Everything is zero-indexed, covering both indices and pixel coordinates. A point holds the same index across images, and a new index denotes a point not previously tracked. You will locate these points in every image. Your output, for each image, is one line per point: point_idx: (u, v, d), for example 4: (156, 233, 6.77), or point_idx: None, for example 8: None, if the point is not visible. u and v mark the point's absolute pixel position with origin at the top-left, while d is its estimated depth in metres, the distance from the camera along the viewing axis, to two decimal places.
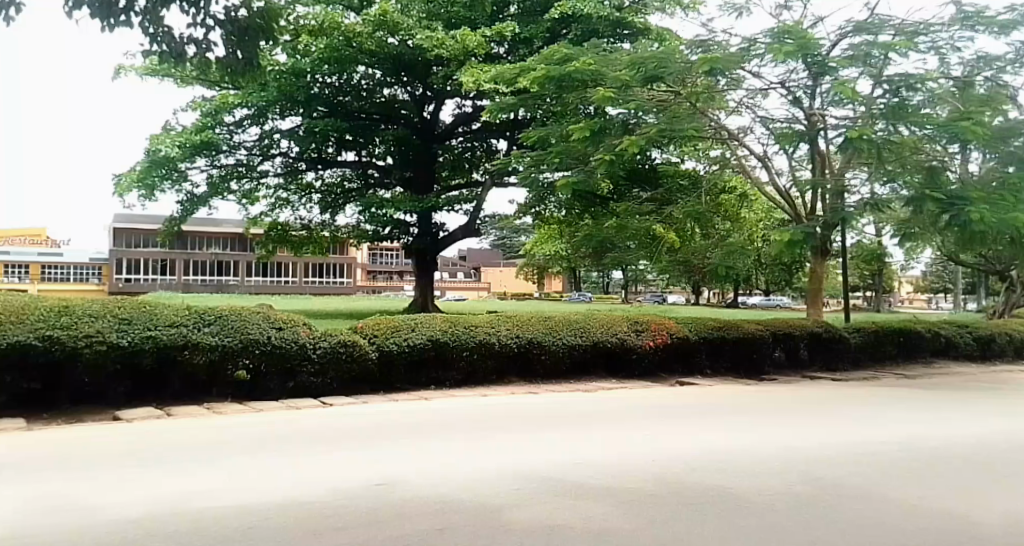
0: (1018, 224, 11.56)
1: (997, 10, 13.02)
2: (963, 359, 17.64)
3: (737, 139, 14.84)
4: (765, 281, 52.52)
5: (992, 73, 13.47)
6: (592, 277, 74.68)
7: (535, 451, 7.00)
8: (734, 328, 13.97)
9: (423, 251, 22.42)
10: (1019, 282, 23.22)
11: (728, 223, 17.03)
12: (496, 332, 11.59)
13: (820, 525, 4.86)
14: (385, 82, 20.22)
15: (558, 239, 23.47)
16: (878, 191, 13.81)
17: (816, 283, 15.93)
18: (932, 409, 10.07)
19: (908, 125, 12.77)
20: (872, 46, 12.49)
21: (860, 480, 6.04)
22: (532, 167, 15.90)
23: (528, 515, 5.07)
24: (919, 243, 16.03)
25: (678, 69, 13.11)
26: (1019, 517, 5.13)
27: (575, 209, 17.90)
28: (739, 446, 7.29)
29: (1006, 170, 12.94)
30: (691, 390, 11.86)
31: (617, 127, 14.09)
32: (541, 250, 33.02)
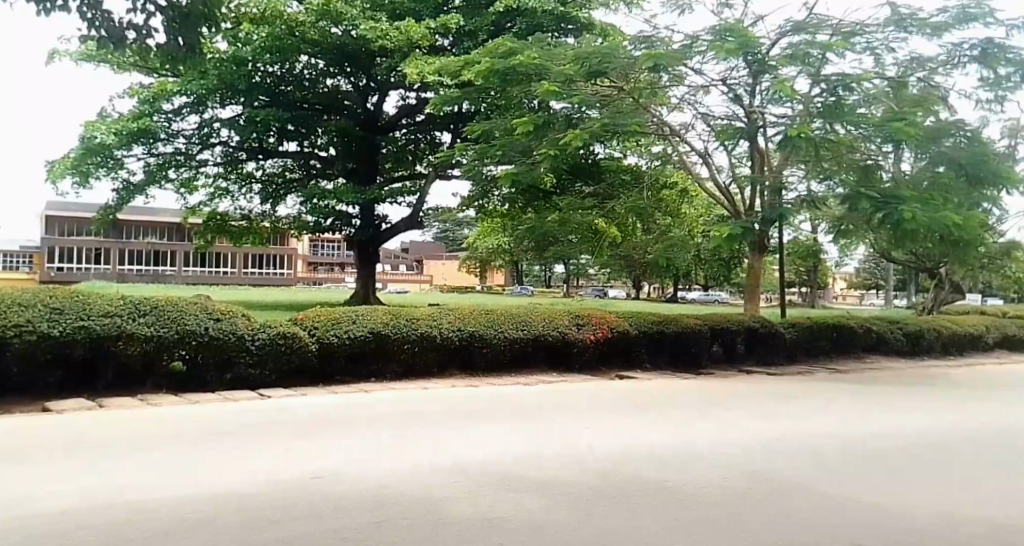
0: (948, 223, 12.00)
1: (929, 12, 13.45)
2: (892, 354, 18.21)
3: (679, 135, 15.06)
4: (705, 276, 53.53)
5: (925, 73, 13.88)
6: (535, 271, 75.07)
7: (479, 445, 6.94)
8: (674, 323, 14.18)
9: (365, 243, 22.14)
10: (947, 280, 24.08)
11: (669, 219, 17.20)
12: (438, 325, 11.51)
13: (755, 517, 4.95)
14: (328, 72, 19.92)
15: (503, 234, 23.43)
16: (814, 189, 14.17)
17: (752, 278, 16.26)
18: (863, 403, 10.38)
19: (844, 125, 12.88)
20: (810, 46, 12.75)
21: (799, 473, 6.14)
22: (477, 160, 15.81)
23: (474, 510, 5.00)
24: (853, 240, 16.47)
25: (621, 64, 13.17)
26: (941, 508, 5.32)
27: (519, 203, 17.80)
28: (681, 439, 7.36)
29: (937, 170, 13.57)
30: (632, 383, 11.99)
31: (561, 121, 14.13)
32: (485, 243, 32.98)
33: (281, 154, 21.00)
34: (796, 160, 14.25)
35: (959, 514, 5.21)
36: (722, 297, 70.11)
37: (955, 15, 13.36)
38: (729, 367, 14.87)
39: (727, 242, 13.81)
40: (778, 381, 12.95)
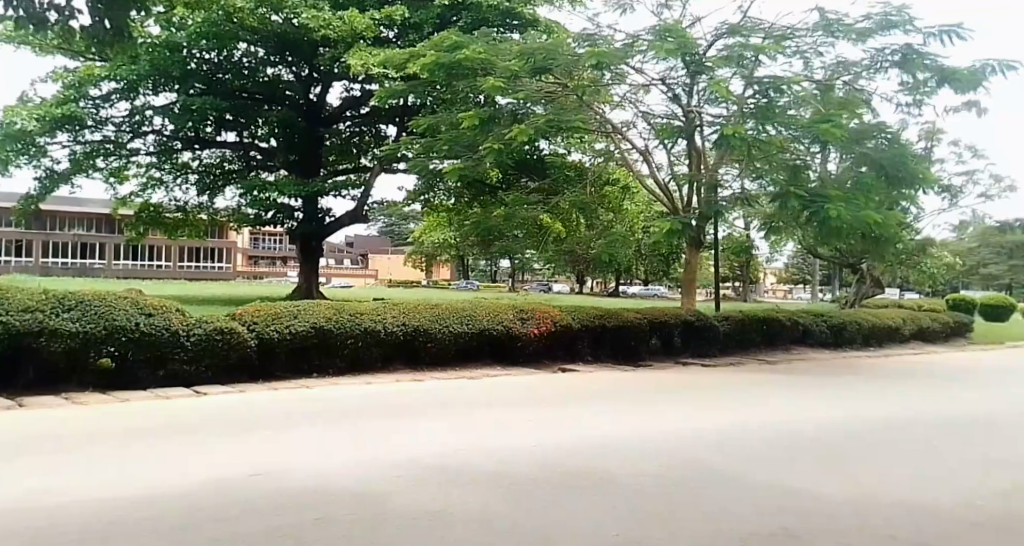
0: (869, 221, 12.55)
1: (854, 18, 13.89)
2: (818, 346, 18.85)
3: (621, 133, 15.28)
4: (646, 272, 54.38)
5: (850, 78, 14.37)
6: (480, 266, 75.20)
7: (420, 440, 6.93)
8: (614, 316, 14.41)
9: (308, 237, 21.87)
10: (868, 276, 24.87)
11: (611, 216, 17.41)
12: (382, 319, 11.49)
13: (686, 505, 5.10)
14: (269, 61, 19.65)
15: (447, 227, 23.43)
16: (748, 187, 14.58)
17: (689, 273, 16.58)
18: (790, 393, 10.76)
19: (775, 126, 13.17)
20: (744, 48, 13.04)
21: (734, 464, 6.28)
22: (422, 155, 15.75)
23: (413, 506, 4.99)
24: (785, 237, 16.97)
25: (566, 62, 13.26)
26: (859, 492, 5.58)
27: (465, 197, 18.00)
28: (621, 431, 7.47)
29: (860, 169, 13.92)
30: (573, 376, 12.16)
31: (507, 117, 14.27)
32: (428, 237, 32.96)
33: (219, 144, 20.65)
34: (730, 160, 14.74)
35: (884, 499, 5.41)
36: (663, 292, 71.32)
37: (878, 22, 13.74)
38: (667, 360, 15.16)
39: (666, 237, 14.30)
40: (711, 373, 13.30)
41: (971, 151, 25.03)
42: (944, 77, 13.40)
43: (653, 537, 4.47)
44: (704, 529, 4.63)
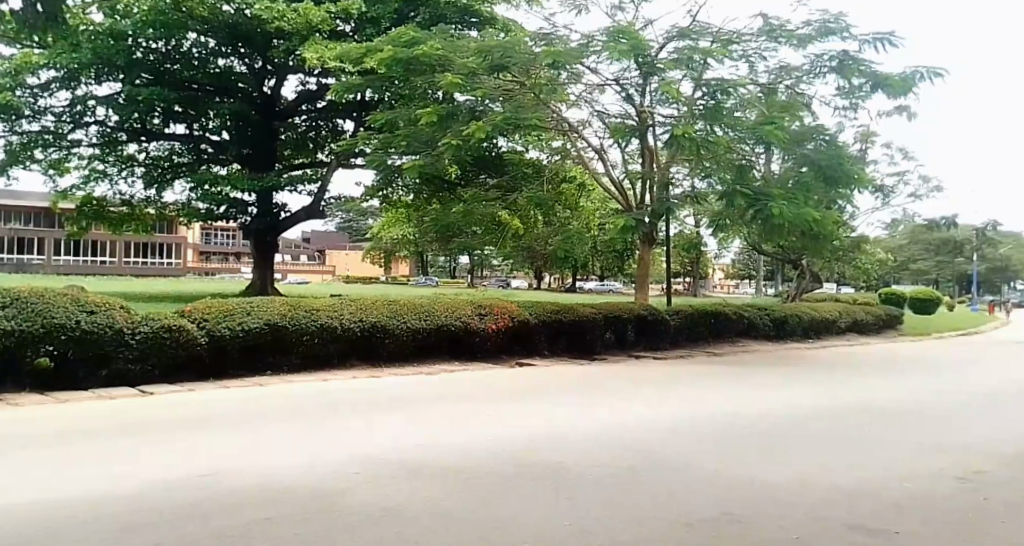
0: (809, 218, 12.95)
1: (795, 24, 14.24)
2: (762, 338, 19.32)
3: (577, 132, 15.46)
4: (603, 268, 54.90)
5: (791, 82, 14.73)
6: (439, 262, 75.11)
7: (371, 436, 6.97)
8: (570, 311, 14.61)
9: (263, 233, 21.65)
10: (807, 271, 25.52)
11: (567, 212, 17.60)
12: (339, 316, 11.46)
13: (633, 494, 5.24)
14: (220, 51, 19.38)
15: (405, 223, 23.38)
16: (698, 185, 14.90)
17: (642, 268, 16.79)
18: (736, 384, 11.04)
19: (722, 127, 13.47)
20: (694, 51, 13.30)
21: (681, 453, 6.44)
22: (381, 152, 15.72)
23: (364, 502, 5.02)
24: (730, 234, 17.40)
25: (523, 60, 13.31)
26: (800, 478, 5.78)
27: (423, 193, 18.06)
28: (571, 424, 7.60)
29: (800, 169, 14.36)
30: (529, 371, 12.28)
31: (465, 113, 14.30)
32: (384, 232, 32.92)
33: (168, 136, 20.22)
34: (681, 159, 15.07)
35: (821, 483, 5.62)
36: (618, 287, 72.13)
37: (818, 29, 14.16)
38: (622, 354, 15.35)
39: (620, 234, 14.51)
40: (662, 366, 13.57)
41: (903, 153, 25.90)
42: (877, 83, 13.80)
43: (601, 526, 4.58)
44: (650, 517, 4.75)
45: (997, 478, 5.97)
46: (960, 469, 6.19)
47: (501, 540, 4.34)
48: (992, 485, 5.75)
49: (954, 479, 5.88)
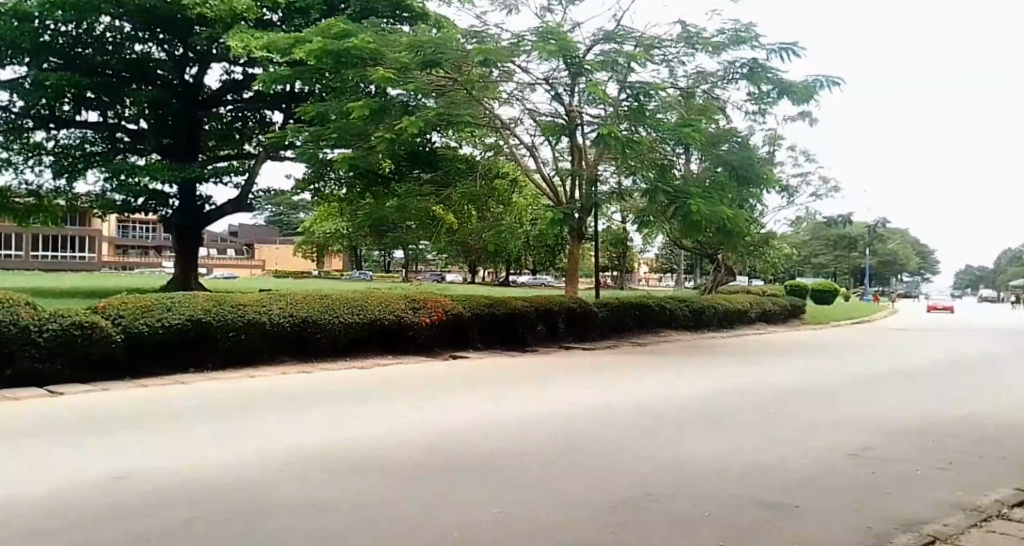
0: (724, 216, 13.85)
1: (710, 32, 14.77)
2: (682, 328, 19.89)
3: (509, 129, 15.63)
4: (534, 262, 55.32)
5: (708, 87, 15.23)
6: (373, 256, 74.46)
7: (297, 427, 6.97)
8: (502, 304, 14.77)
9: (186, 227, 21.18)
10: (723, 266, 26.43)
11: (501, 208, 17.75)
12: (267, 311, 11.34)
13: (559, 478, 5.38)
14: (136, 36, 18.88)
15: (337, 217, 23.22)
16: (623, 183, 15.59)
17: (572, 263, 17.03)
18: (660, 373, 11.38)
19: (646, 128, 13.84)
20: (618, 54, 13.65)
21: (602, 438, 6.70)
22: (310, 144, 15.56)
23: (297, 489, 5.03)
24: (653, 229, 18.05)
25: (454, 56, 13.37)
26: (719, 460, 6.03)
27: (356, 188, 17.89)
28: (496, 414, 7.77)
29: (716, 170, 15.08)
30: (461, 364, 12.38)
31: (397, 108, 14.29)
32: (319, 226, 32.32)
33: (80, 124, 19.57)
34: (608, 158, 15.49)
35: (730, 462, 5.97)
36: (549, 281, 72.78)
37: (730, 37, 14.72)
38: (553, 346, 15.56)
39: (549, 226, 14.89)
40: (589, 357, 13.83)
41: (805, 155, 27.11)
42: (782, 89, 14.48)
43: (526, 506, 4.75)
44: (574, 497, 4.95)
45: (885, 454, 6.49)
46: (852, 447, 6.69)
47: (432, 522, 4.41)
48: (881, 460, 6.24)
49: (848, 456, 6.36)
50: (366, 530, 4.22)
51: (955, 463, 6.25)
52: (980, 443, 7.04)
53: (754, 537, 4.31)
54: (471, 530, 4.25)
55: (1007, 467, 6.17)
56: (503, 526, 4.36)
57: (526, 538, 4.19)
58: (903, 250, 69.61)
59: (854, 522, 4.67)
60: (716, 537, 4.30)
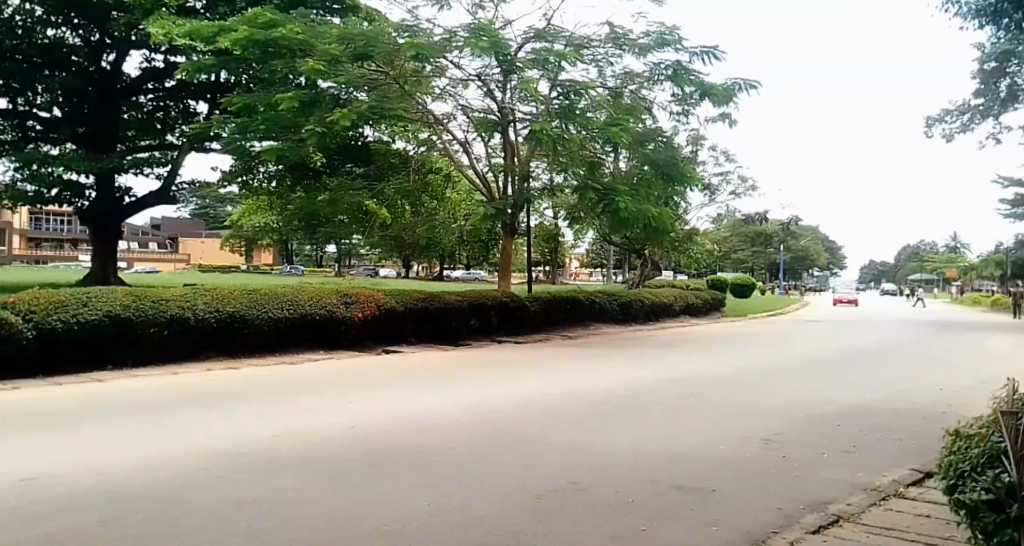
0: (649, 213, 14.32)
1: (636, 34, 15.07)
2: (611, 322, 20.24)
3: (442, 124, 15.63)
4: (467, 256, 55.23)
5: (634, 87, 15.43)
6: (303, 251, 73.20)
7: (221, 424, 6.85)
8: (435, 299, 14.78)
9: (104, 219, 20.40)
10: (650, 261, 27.05)
11: (434, 203, 17.75)
12: (191, 306, 11.07)
13: (490, 470, 5.46)
14: (48, 21, 18.19)
15: (265, 211, 22.82)
16: (555, 179, 15.79)
17: (505, 258, 17.12)
18: (589, 365, 11.61)
19: (577, 127, 14.05)
20: (549, 53, 13.78)
21: (528, 430, 6.81)
22: (236, 135, 15.19)
23: (225, 486, 4.97)
24: (583, 225, 18.35)
25: (385, 50, 13.33)
26: (643, 449, 6.21)
27: (286, 181, 17.62)
28: (426, 408, 7.82)
29: (643, 168, 15.43)
30: (393, 359, 12.36)
31: (328, 101, 14.09)
32: (248, 220, 31.60)
33: None
34: (540, 154, 15.63)
35: (651, 450, 6.16)
36: (483, 276, 72.87)
37: (655, 39, 15.05)
38: (486, 339, 15.63)
39: (482, 222, 15.02)
40: (521, 351, 13.97)
41: (726, 155, 27.90)
42: (703, 91, 14.86)
43: (454, 497, 4.81)
44: (501, 488, 5.04)
45: (795, 438, 6.80)
46: (765, 432, 6.99)
47: (364, 516, 4.44)
48: (792, 445, 6.54)
49: (762, 441, 6.64)
50: (293, 527, 4.21)
51: (859, 446, 6.59)
52: (883, 427, 7.44)
53: (674, 523, 4.47)
54: (403, 525, 4.29)
55: (905, 448, 6.55)
56: (433, 519, 4.41)
57: (454, 530, 4.25)
58: (817, 246, 72.31)
59: (768, 504, 4.89)
60: (638, 523, 4.45)
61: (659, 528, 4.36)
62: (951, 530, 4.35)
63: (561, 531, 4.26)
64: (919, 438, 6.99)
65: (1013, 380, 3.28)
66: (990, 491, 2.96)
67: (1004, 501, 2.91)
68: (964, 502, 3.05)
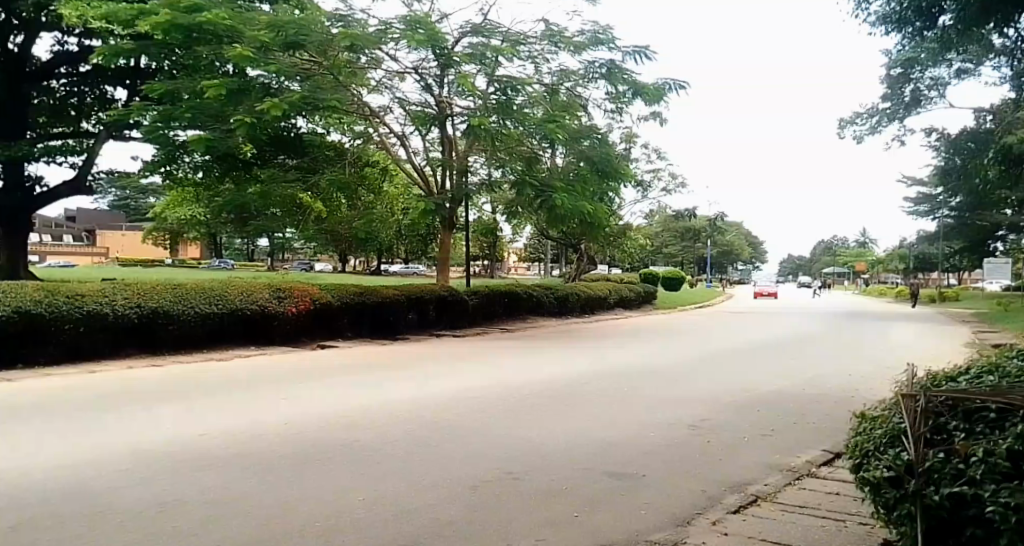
0: (585, 210, 14.52)
1: (572, 32, 15.22)
2: (548, 315, 20.42)
3: (378, 117, 15.67)
4: (403, 250, 54.71)
5: (570, 85, 15.50)
6: (234, 245, 71.60)
7: (148, 423, 6.68)
8: (373, 293, 14.68)
9: (16, 210, 19.63)
10: (586, 255, 27.37)
11: (371, 196, 17.64)
12: (110, 301, 10.66)
13: (426, 463, 5.50)
14: None
15: (192, 203, 22.26)
16: (493, 174, 15.87)
17: (443, 252, 17.09)
18: (525, 358, 11.71)
19: (514, 123, 14.12)
20: (486, 48, 13.84)
21: (462, 422, 6.88)
22: (159, 123, 14.51)
23: (150, 487, 4.85)
24: (520, 220, 18.50)
25: (318, 39, 13.23)
26: (575, 439, 6.32)
27: (215, 172, 16.56)
28: (361, 402, 7.79)
29: (579, 164, 15.65)
30: (329, 354, 12.23)
31: (258, 89, 13.81)
32: (173, 213, 30.69)
33: None
34: (479, 149, 15.65)
35: (583, 439, 6.28)
36: (420, 270, 72.47)
37: (589, 38, 15.24)
38: (424, 334, 15.62)
39: (420, 217, 14.98)
40: (459, 344, 14.01)
41: (657, 153, 28.49)
42: (636, 90, 15.10)
43: (390, 492, 4.82)
44: (434, 481, 5.07)
45: (720, 424, 7.05)
46: (692, 419, 7.21)
47: (295, 514, 4.39)
48: (717, 430, 6.78)
49: (689, 427, 6.85)
50: (223, 527, 4.16)
51: (778, 429, 6.88)
52: (801, 411, 7.77)
53: (604, 509, 4.58)
54: (333, 523, 4.26)
55: (821, 431, 6.86)
56: (367, 514, 4.40)
57: (385, 525, 4.25)
58: (742, 241, 74.29)
59: (693, 488, 5.05)
60: (569, 511, 4.54)
61: (590, 515, 4.46)
62: (857, 506, 4.59)
63: (494, 522, 4.32)
64: (835, 420, 7.33)
65: (910, 365, 3.46)
66: (891, 468, 2.94)
67: (904, 477, 2.89)
68: (868, 479, 3.04)
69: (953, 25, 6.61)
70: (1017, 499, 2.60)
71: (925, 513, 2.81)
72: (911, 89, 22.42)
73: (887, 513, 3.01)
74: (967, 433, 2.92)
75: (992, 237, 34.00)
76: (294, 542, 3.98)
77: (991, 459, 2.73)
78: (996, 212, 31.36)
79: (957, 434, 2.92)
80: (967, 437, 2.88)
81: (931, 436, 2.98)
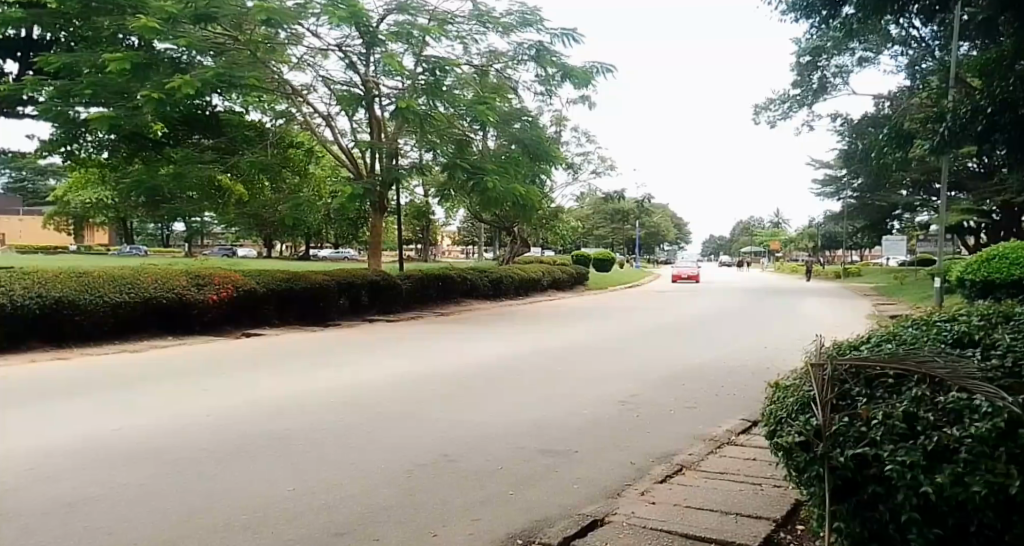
0: (514, 191, 14.63)
1: (499, 12, 15.21)
2: (480, 297, 20.47)
3: (300, 95, 15.75)
4: (334, 236, 53.57)
5: (500, 66, 15.72)
6: (147, 229, 69.31)
7: (60, 422, 6.42)
8: (301, 279, 14.52)
9: None
10: (518, 237, 27.50)
11: (296, 178, 17.34)
12: (9, 292, 10.18)
13: (360, 449, 5.48)
14: None
15: (97, 182, 21.31)
16: (422, 156, 15.86)
17: (375, 236, 16.94)
18: (456, 340, 11.76)
19: (441, 103, 14.08)
20: (412, 27, 13.77)
21: (395, 407, 6.87)
22: (55, 99, 12.98)
23: (64, 489, 4.66)
24: (452, 203, 18.47)
25: (231, 12, 13.03)
26: (506, 418, 6.40)
27: (120, 153, 14.87)
28: (289, 390, 7.70)
29: (509, 147, 15.76)
30: (253, 341, 12.04)
31: (165, 66, 13.47)
32: (79, 196, 29.27)
33: None
34: (407, 131, 15.60)
35: (515, 419, 6.36)
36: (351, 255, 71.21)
37: (517, 18, 15.25)
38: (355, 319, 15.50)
39: (348, 201, 14.81)
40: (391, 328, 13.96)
41: (586, 136, 28.79)
42: (564, 73, 15.17)
43: (319, 482, 4.78)
44: (369, 466, 5.08)
45: (647, 399, 7.22)
46: (620, 395, 7.37)
47: (220, 510, 4.30)
48: (645, 405, 6.94)
49: (617, 403, 7.00)
50: (145, 525, 4.07)
51: (701, 401, 7.12)
52: (723, 383, 8.03)
53: (537, 486, 4.67)
54: (260, 517, 4.19)
55: (739, 401, 7.12)
56: (295, 505, 4.37)
57: (315, 515, 4.23)
58: (667, 224, 75.91)
59: (623, 461, 5.19)
60: (505, 489, 4.61)
61: (525, 493, 4.54)
62: (771, 470, 4.81)
63: (425, 506, 4.33)
64: (751, 392, 7.58)
65: (817, 336, 3.67)
66: (801, 434, 3.05)
67: (813, 441, 3.00)
68: (781, 445, 3.16)
69: (855, 13, 6.86)
70: (912, 458, 2.72)
71: (832, 474, 2.89)
72: (819, 76, 23.05)
73: (798, 475, 3.12)
74: (868, 397, 3.09)
75: (894, 216, 35.47)
76: (220, 538, 3.92)
77: (890, 421, 2.87)
78: (898, 192, 32.87)
79: (860, 399, 3.09)
80: (868, 402, 3.04)
81: (836, 402, 3.12)
